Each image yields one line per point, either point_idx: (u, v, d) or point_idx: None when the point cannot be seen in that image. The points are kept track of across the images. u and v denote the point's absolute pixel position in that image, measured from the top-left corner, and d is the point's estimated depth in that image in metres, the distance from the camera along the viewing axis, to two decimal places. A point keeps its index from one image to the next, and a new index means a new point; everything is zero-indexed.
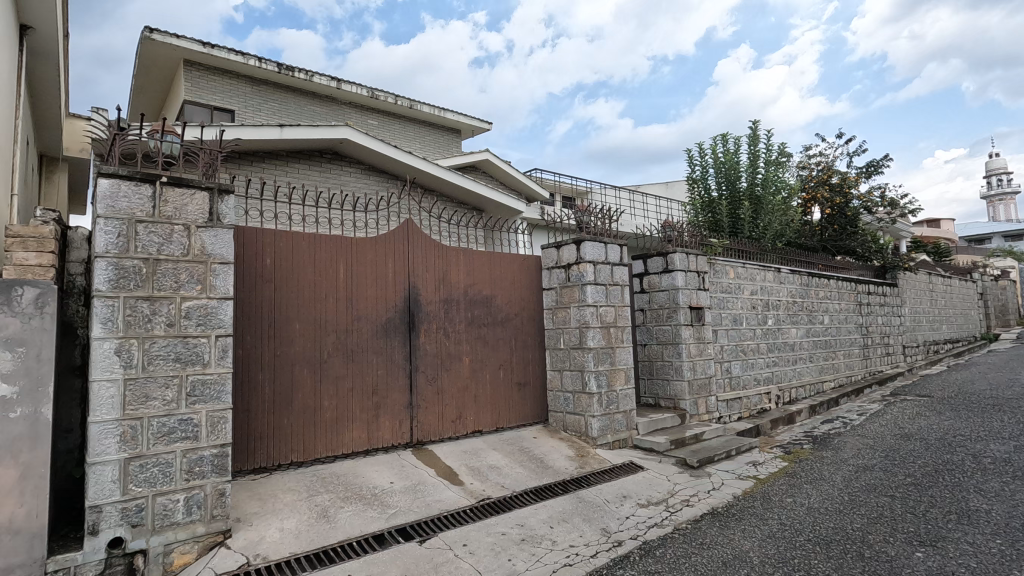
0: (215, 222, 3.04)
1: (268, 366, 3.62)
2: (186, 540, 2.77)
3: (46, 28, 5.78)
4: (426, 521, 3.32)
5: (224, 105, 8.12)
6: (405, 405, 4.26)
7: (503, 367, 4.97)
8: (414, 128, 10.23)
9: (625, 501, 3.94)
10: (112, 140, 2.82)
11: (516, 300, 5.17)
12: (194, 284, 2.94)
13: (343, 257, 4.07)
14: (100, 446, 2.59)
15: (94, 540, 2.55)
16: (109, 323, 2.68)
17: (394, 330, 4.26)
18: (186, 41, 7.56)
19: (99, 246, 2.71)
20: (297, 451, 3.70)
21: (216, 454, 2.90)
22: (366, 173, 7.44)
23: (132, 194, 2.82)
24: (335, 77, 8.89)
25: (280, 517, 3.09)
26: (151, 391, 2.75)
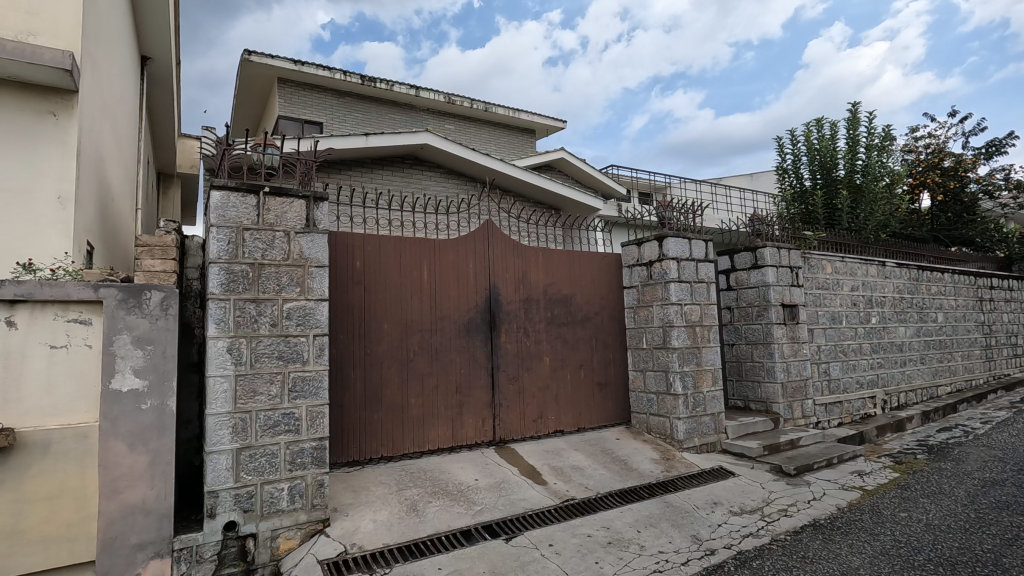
0: (311, 228, 3.23)
1: (359, 364, 3.79)
2: (290, 527, 2.96)
3: (162, 56, 6.42)
4: (512, 519, 3.34)
5: (314, 118, 8.63)
6: (488, 403, 4.33)
7: (584, 367, 4.92)
8: (490, 130, 10.36)
9: (717, 507, 3.76)
10: (221, 155, 3.07)
11: (596, 299, 5.10)
12: (294, 287, 3.13)
13: (426, 259, 4.18)
14: (216, 436, 2.82)
15: (212, 523, 2.79)
16: (221, 323, 2.91)
17: (475, 329, 4.33)
18: (279, 59, 8.13)
19: (212, 253, 2.95)
20: (386, 446, 3.86)
21: (316, 447, 3.08)
22: (445, 176, 7.62)
23: (238, 204, 3.05)
24: (414, 85, 9.18)
25: (373, 508, 3.23)
26: (258, 387, 2.96)
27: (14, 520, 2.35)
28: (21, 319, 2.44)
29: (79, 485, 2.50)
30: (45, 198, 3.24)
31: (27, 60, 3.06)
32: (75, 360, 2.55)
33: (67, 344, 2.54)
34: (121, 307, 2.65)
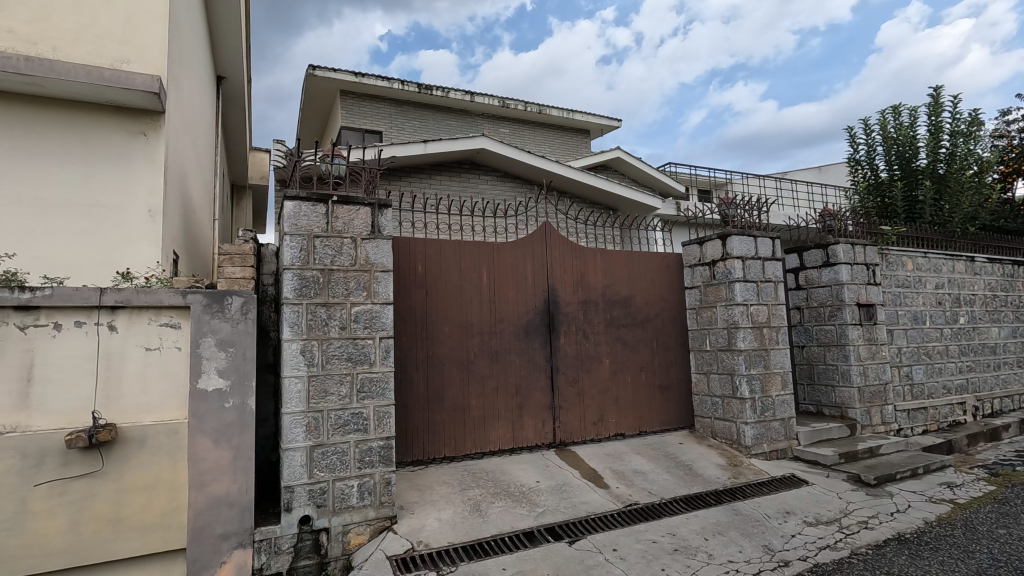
0: (377, 234, 3.34)
1: (422, 365, 3.88)
2: (360, 522, 3.07)
3: (235, 75, 6.84)
4: (575, 522, 3.32)
5: (373, 127, 8.92)
6: (547, 405, 4.33)
7: (644, 369, 4.83)
8: (544, 132, 10.37)
9: (790, 517, 3.59)
10: (293, 166, 3.23)
11: (656, 299, 4.99)
12: (361, 291, 3.25)
13: (485, 262, 4.23)
14: (291, 434, 2.97)
15: (288, 516, 2.93)
16: (295, 326, 3.06)
17: (534, 331, 4.34)
18: (341, 72, 8.48)
19: (286, 260, 3.11)
20: (449, 446, 3.93)
21: (383, 446, 3.18)
22: (501, 180, 7.68)
23: (309, 213, 3.20)
24: (469, 90, 9.31)
25: (437, 507, 3.30)
26: (329, 387, 3.09)
27: (117, 508, 2.59)
28: (120, 323, 2.68)
29: (171, 478, 2.70)
30: (137, 212, 3.52)
31: (122, 86, 3.36)
32: (166, 361, 2.76)
33: (159, 346, 2.75)
34: (206, 311, 2.84)
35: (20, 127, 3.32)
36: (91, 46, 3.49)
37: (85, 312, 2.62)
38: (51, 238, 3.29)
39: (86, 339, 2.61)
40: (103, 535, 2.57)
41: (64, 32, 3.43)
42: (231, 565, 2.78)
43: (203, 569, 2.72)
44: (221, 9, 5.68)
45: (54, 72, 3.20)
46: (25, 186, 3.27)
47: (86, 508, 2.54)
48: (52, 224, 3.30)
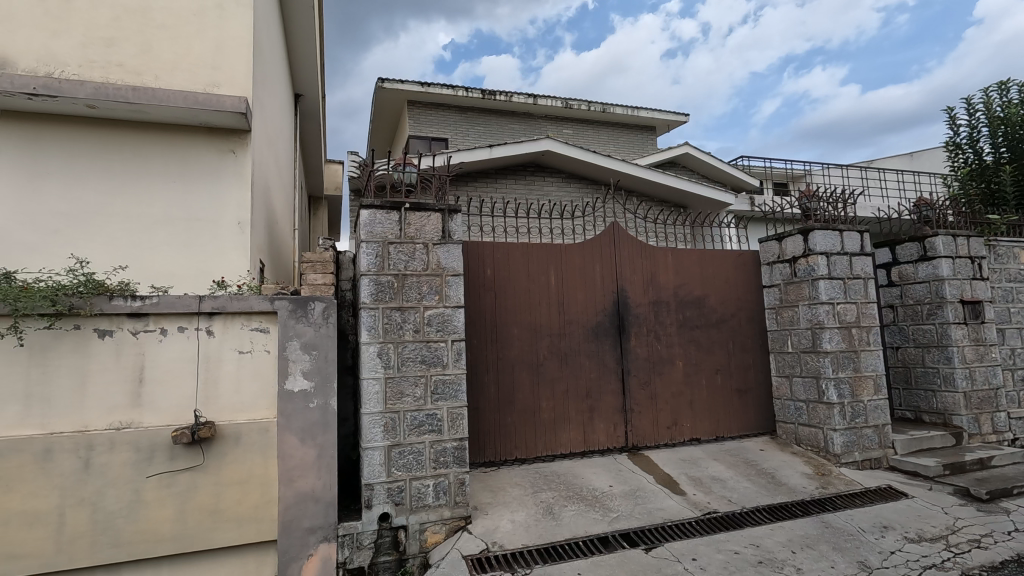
0: (447, 239, 3.41)
1: (492, 368, 3.92)
2: (436, 521, 3.14)
3: (311, 92, 7.22)
4: (650, 529, 3.24)
5: (439, 134, 9.15)
6: (619, 409, 4.25)
7: (720, 372, 4.64)
8: (608, 131, 10.22)
9: (888, 532, 3.33)
10: (367, 176, 3.36)
11: (732, 299, 4.78)
12: (434, 295, 3.33)
13: (553, 264, 4.21)
14: (370, 433, 3.08)
15: (369, 513, 3.04)
16: (372, 330, 3.17)
17: (604, 334, 4.29)
18: (408, 84, 8.76)
19: (363, 266, 3.23)
20: (520, 448, 3.95)
21: (456, 446, 3.23)
22: (566, 181, 7.64)
23: (383, 220, 3.31)
24: (532, 93, 9.31)
25: (510, 509, 3.32)
26: (405, 389, 3.18)
27: (216, 500, 2.79)
28: (216, 328, 2.89)
29: (263, 473, 2.88)
30: (228, 224, 3.79)
31: (214, 108, 3.63)
32: (258, 363, 2.94)
33: (251, 349, 2.94)
34: (291, 316, 3.00)
35: (127, 151, 3.66)
36: (187, 73, 3.79)
37: (186, 318, 2.84)
38: (156, 250, 3.61)
39: (187, 343, 2.84)
40: (205, 525, 2.77)
41: (163, 62, 3.76)
42: (317, 558, 2.92)
43: (293, 561, 2.88)
44: (297, 30, 6.01)
45: (156, 99, 3.51)
46: (133, 204, 3.61)
47: (190, 499, 2.75)
48: (156, 239, 3.62)
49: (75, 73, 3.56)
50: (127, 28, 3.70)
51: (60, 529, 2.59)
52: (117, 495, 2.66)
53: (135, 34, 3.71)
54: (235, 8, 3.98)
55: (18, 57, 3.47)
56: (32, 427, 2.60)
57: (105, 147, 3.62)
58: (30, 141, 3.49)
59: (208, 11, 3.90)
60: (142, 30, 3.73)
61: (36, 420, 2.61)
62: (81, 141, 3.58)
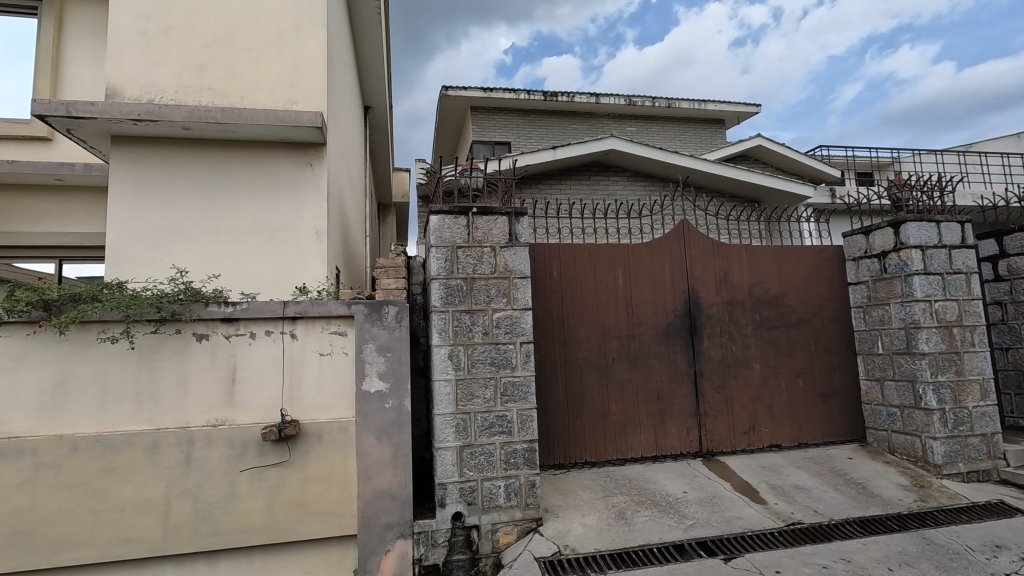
0: (514, 242, 3.44)
1: (560, 370, 3.91)
2: (508, 522, 3.16)
3: (379, 104, 7.50)
4: (729, 538, 3.12)
5: (502, 138, 9.26)
6: (692, 412, 4.12)
7: (802, 375, 4.40)
8: (674, 126, 9.94)
9: (1001, 552, 3.03)
10: (436, 182, 3.44)
11: (813, 298, 4.52)
12: (502, 298, 3.36)
13: (621, 265, 4.14)
14: (443, 434, 3.15)
15: (443, 512, 3.10)
16: (443, 332, 3.24)
17: (675, 335, 4.16)
18: (471, 90, 8.92)
19: (433, 270, 3.31)
20: (589, 451, 3.91)
21: (527, 448, 3.25)
22: (631, 179, 7.50)
23: (452, 225, 3.38)
24: (594, 92, 9.22)
25: (582, 512, 3.29)
26: (475, 390, 3.22)
27: (302, 494, 2.95)
28: (299, 332, 3.06)
29: (343, 470, 3.02)
30: (307, 233, 4.00)
31: (293, 124, 3.85)
32: (337, 365, 3.09)
33: (330, 351, 3.09)
34: (367, 320, 3.12)
35: (218, 168, 3.95)
36: (269, 93, 4.05)
37: (272, 322, 3.03)
38: (244, 259, 3.87)
39: (273, 346, 3.02)
40: (292, 517, 2.94)
41: (247, 84, 4.03)
42: (394, 553, 3.02)
43: (372, 555, 3.00)
44: (367, 45, 6.27)
45: (242, 118, 3.75)
46: (222, 217, 3.89)
47: (279, 492, 2.93)
48: (243, 248, 3.88)
49: (172, 98, 3.89)
50: (216, 55, 4.00)
51: (167, 517, 2.82)
52: (215, 488, 2.87)
53: (223, 58, 4.00)
54: (310, 28, 4.20)
55: (125, 87, 3.83)
56: (142, 422, 2.86)
57: (199, 165, 3.92)
58: (135, 162, 3.84)
59: (286, 33, 4.15)
60: (229, 55, 4.02)
61: (145, 417, 2.86)
62: (178, 161, 3.90)
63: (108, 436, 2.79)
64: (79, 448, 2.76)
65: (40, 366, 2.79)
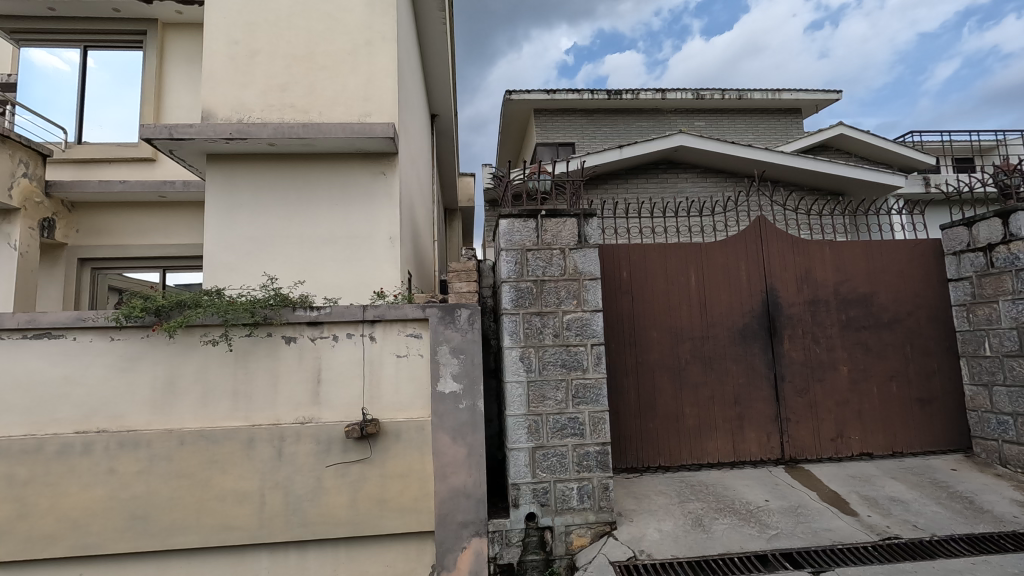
0: (583, 244, 3.43)
1: (631, 372, 3.86)
2: (582, 525, 3.15)
3: (445, 111, 7.69)
4: (817, 551, 2.96)
5: (566, 139, 9.25)
6: (772, 417, 3.94)
7: (895, 379, 4.10)
8: (746, 118, 9.52)
9: None
10: (505, 186, 3.49)
11: (907, 296, 4.20)
12: (572, 300, 3.36)
13: (693, 264, 4.03)
14: (515, 435, 3.19)
15: (516, 512, 3.13)
16: (514, 334, 3.29)
17: (753, 336, 4.00)
18: (534, 93, 8.97)
19: (504, 273, 3.35)
20: (663, 455, 3.83)
21: (600, 451, 3.23)
22: (701, 176, 7.27)
23: (521, 228, 3.41)
24: (660, 88, 9.01)
25: (657, 518, 3.23)
26: (547, 392, 3.24)
27: (383, 490, 3.09)
28: (377, 334, 3.20)
29: (421, 468, 3.13)
30: (382, 240, 4.17)
31: (368, 135, 4.02)
32: (414, 366, 3.20)
33: (407, 354, 3.21)
34: (441, 323, 3.21)
35: (300, 180, 4.20)
36: (346, 107, 4.26)
37: (353, 325, 3.19)
38: (325, 266, 4.09)
39: (354, 348, 3.18)
40: (374, 512, 3.07)
41: (325, 99, 4.25)
42: (470, 551, 3.10)
43: (449, 551, 3.09)
44: (433, 55, 6.45)
45: (322, 132, 3.97)
46: (306, 226, 4.13)
47: (361, 488, 3.08)
48: (324, 256, 4.10)
49: (259, 117, 4.18)
50: (297, 74, 4.25)
51: (261, 507, 3.03)
52: (303, 481, 3.05)
53: (303, 77, 4.25)
54: (382, 42, 4.37)
55: (218, 108, 4.15)
56: (238, 418, 3.08)
57: (283, 179, 4.19)
58: (227, 178, 4.15)
59: (359, 50, 4.35)
60: (308, 74, 4.27)
61: (242, 414, 3.09)
62: (265, 175, 4.18)
63: (210, 431, 3.04)
64: (186, 442, 3.02)
65: (152, 366, 3.08)
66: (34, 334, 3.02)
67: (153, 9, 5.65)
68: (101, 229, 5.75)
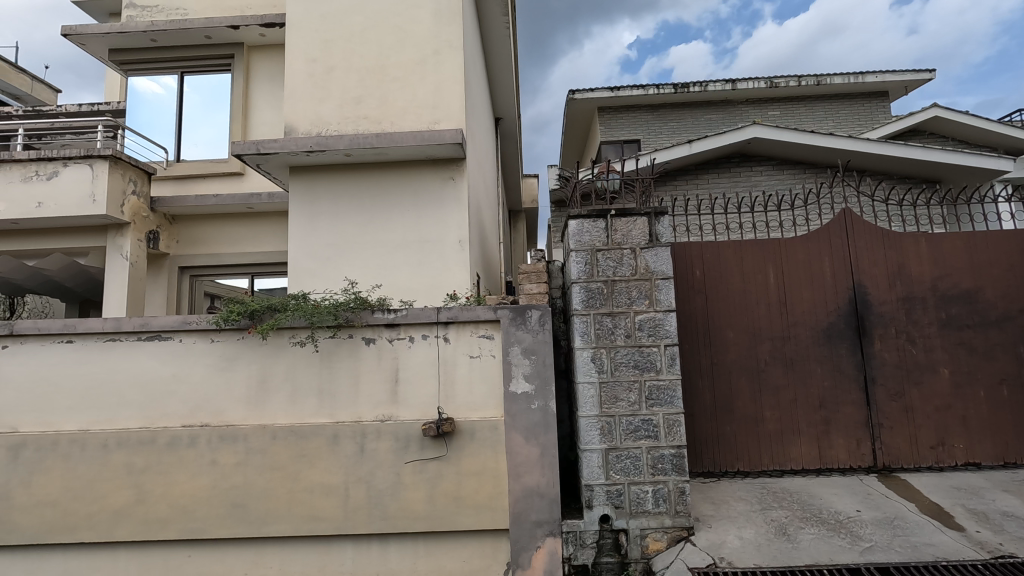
0: (655, 243, 3.37)
1: (706, 374, 3.75)
2: (657, 529, 3.10)
3: (509, 114, 7.77)
4: (916, 567, 2.78)
5: (631, 136, 9.10)
6: (863, 422, 3.70)
7: (1006, 383, 3.73)
8: (826, 105, 8.97)
9: None
10: (573, 186, 3.48)
11: (1018, 291, 3.82)
12: (644, 300, 3.31)
13: (772, 261, 3.86)
14: (588, 436, 3.18)
15: (590, 513, 3.12)
16: (586, 335, 3.28)
17: (839, 336, 3.77)
18: (598, 91, 8.89)
19: (574, 274, 3.35)
20: (741, 460, 3.70)
21: (675, 454, 3.16)
22: (777, 168, 6.94)
23: (591, 229, 3.40)
24: (730, 79, 8.67)
25: (737, 525, 3.12)
26: (620, 393, 3.21)
27: (458, 487, 3.18)
28: (451, 336, 3.29)
29: (495, 466, 3.19)
30: (451, 243, 4.28)
31: (438, 142, 4.13)
32: (486, 366, 3.27)
33: (480, 354, 3.28)
34: (512, 324, 3.26)
35: (375, 188, 4.39)
36: (416, 116, 4.41)
37: (428, 327, 3.29)
38: (398, 270, 4.25)
39: (429, 348, 3.29)
40: (450, 508, 3.17)
41: (397, 109, 4.42)
42: (545, 550, 3.12)
43: (523, 550, 3.13)
44: (497, 60, 6.53)
45: (394, 141, 4.13)
46: (382, 232, 4.31)
47: (438, 485, 3.18)
48: (398, 260, 4.27)
49: (336, 129, 4.40)
50: (370, 87, 4.44)
51: (346, 501, 3.19)
52: (384, 477, 3.19)
53: (375, 89, 4.44)
54: (449, 51, 4.48)
55: (299, 123, 4.41)
56: (324, 415, 3.26)
57: (360, 187, 4.39)
58: (308, 188, 4.40)
59: (428, 59, 4.48)
60: (380, 86, 4.45)
61: (326, 411, 3.27)
62: (343, 184, 4.40)
63: (299, 427, 3.24)
64: (278, 436, 3.24)
65: (247, 365, 3.32)
66: (148, 336, 3.35)
67: (239, 34, 6.08)
68: (198, 239, 6.25)
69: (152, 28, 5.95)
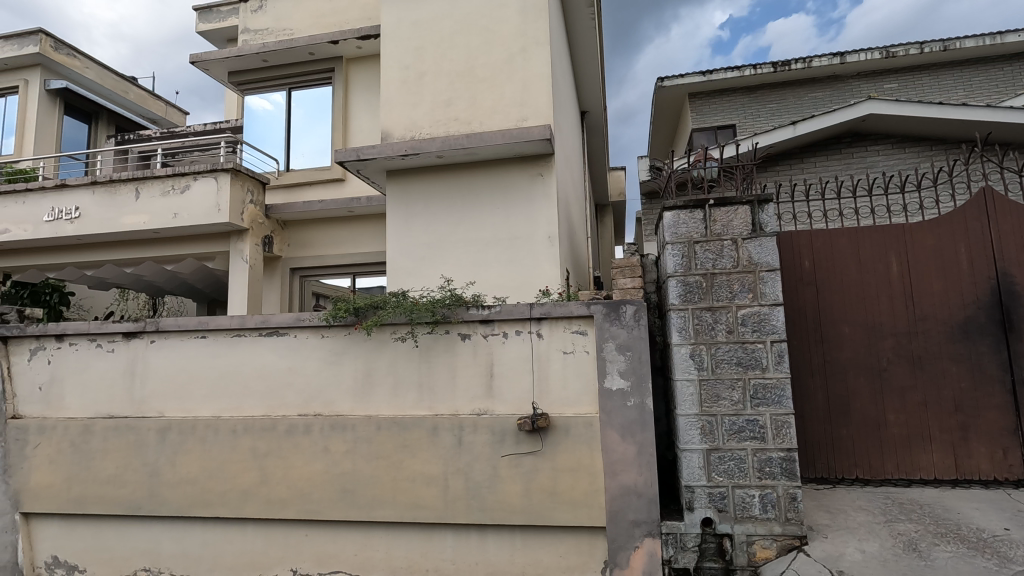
0: (758, 233, 3.17)
1: (818, 373, 3.50)
2: (765, 536, 2.92)
3: (595, 107, 7.66)
4: None
5: (726, 122, 8.65)
6: (1010, 430, 3.26)
7: None
8: (955, 72, 7.97)
9: None
10: (667, 177, 3.36)
11: None
12: (746, 293, 3.13)
13: (895, 249, 3.50)
14: (687, 436, 3.06)
15: (691, 515, 3.01)
16: (683, 331, 3.15)
17: (980, 332, 3.34)
18: (689, 77, 8.53)
19: (670, 267, 3.23)
20: (860, 467, 3.41)
21: (784, 458, 2.96)
22: (896, 146, 6.29)
23: (688, 220, 3.26)
24: (838, 52, 7.96)
25: (858, 537, 2.87)
26: (721, 391, 3.06)
27: (554, 482, 3.18)
28: (544, 331, 3.30)
29: (590, 463, 3.16)
30: (541, 239, 4.29)
31: (526, 139, 4.15)
32: (580, 362, 3.24)
33: (573, 350, 3.26)
34: (606, 319, 3.20)
35: (466, 188, 4.49)
36: (504, 114, 4.46)
37: (521, 323, 3.32)
38: (490, 267, 4.34)
39: (523, 344, 3.32)
40: (547, 503, 3.18)
41: (486, 109, 4.49)
42: (643, 551, 3.05)
43: (621, 548, 3.08)
44: (583, 53, 6.45)
45: (483, 141, 4.20)
46: (474, 231, 4.41)
47: (534, 479, 3.21)
48: (490, 257, 4.35)
49: (429, 132, 4.56)
50: (459, 89, 4.55)
51: (446, 490, 3.30)
52: (481, 469, 3.27)
53: (465, 90, 4.54)
54: (535, 47, 4.48)
55: (395, 128, 4.62)
56: (424, 408, 3.40)
57: (452, 187, 4.52)
58: (405, 191, 4.59)
59: (515, 57, 4.51)
60: (470, 87, 4.54)
61: (426, 404, 3.40)
62: (436, 185, 4.55)
63: (401, 419, 3.39)
64: (382, 427, 3.41)
65: (353, 359, 3.53)
66: (267, 332, 3.66)
67: (338, 48, 6.47)
68: (306, 242, 6.74)
69: (264, 49, 6.48)
